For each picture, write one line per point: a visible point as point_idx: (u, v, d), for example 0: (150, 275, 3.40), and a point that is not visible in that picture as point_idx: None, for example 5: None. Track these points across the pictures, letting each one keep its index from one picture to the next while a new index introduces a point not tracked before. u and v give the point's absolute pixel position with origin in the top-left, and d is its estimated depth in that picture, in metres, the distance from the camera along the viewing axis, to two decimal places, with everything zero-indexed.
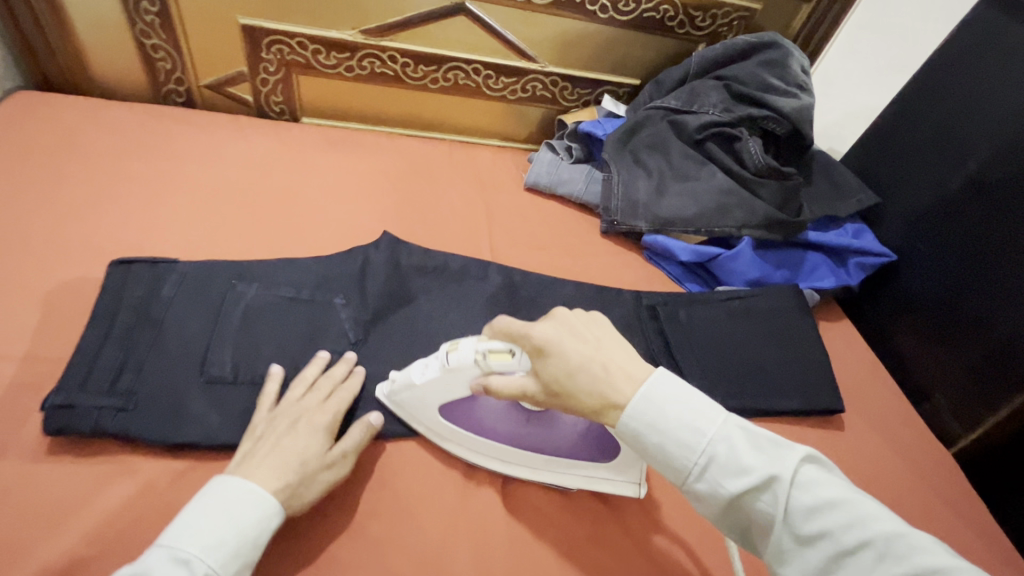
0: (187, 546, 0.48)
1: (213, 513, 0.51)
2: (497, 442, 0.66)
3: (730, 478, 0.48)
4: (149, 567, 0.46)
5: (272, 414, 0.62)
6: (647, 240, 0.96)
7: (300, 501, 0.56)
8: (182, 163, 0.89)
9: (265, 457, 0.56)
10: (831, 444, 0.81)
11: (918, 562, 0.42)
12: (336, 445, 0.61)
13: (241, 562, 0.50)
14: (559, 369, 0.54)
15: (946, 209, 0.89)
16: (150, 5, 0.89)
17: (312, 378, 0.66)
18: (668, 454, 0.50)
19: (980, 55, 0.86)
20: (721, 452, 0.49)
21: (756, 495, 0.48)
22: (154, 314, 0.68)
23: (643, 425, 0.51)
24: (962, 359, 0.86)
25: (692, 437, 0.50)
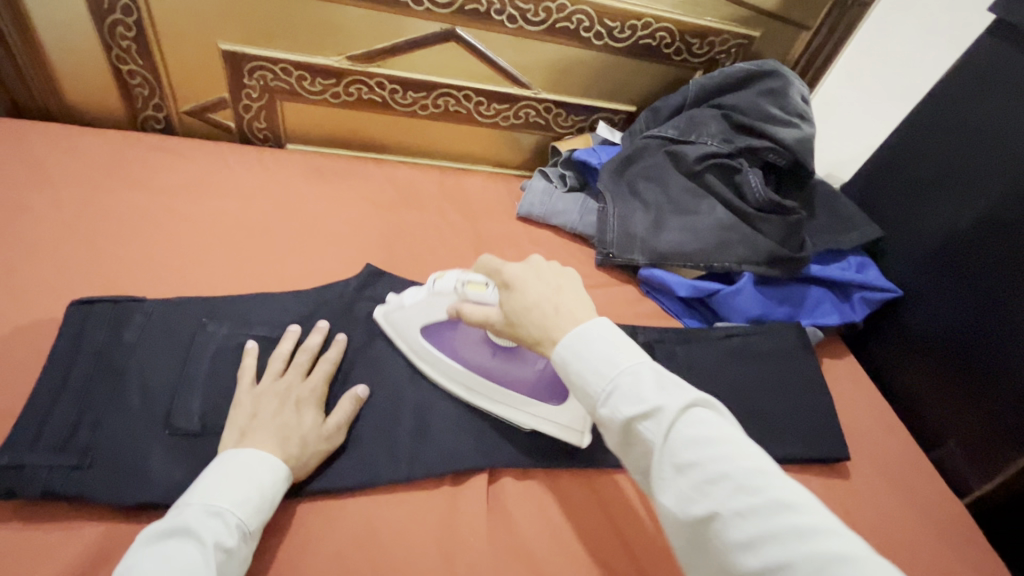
0: (219, 501, 0.51)
1: (236, 473, 0.53)
2: (462, 368, 0.70)
3: (628, 404, 0.48)
4: (186, 520, 0.48)
5: (254, 392, 0.61)
6: (644, 273, 0.93)
7: (302, 470, 0.58)
8: (155, 194, 0.85)
9: (260, 429, 0.57)
10: (840, 494, 0.77)
11: (772, 496, 0.42)
12: (329, 419, 0.63)
13: (265, 515, 0.53)
14: (517, 301, 0.58)
15: (957, 247, 0.86)
16: (127, 31, 0.86)
17: (287, 355, 0.66)
18: (584, 378, 0.51)
19: (990, 88, 0.83)
20: (627, 382, 0.49)
21: (647, 423, 0.47)
22: (117, 361, 0.64)
23: (567, 352, 0.53)
24: (980, 411, 0.81)
25: (607, 366, 0.51)
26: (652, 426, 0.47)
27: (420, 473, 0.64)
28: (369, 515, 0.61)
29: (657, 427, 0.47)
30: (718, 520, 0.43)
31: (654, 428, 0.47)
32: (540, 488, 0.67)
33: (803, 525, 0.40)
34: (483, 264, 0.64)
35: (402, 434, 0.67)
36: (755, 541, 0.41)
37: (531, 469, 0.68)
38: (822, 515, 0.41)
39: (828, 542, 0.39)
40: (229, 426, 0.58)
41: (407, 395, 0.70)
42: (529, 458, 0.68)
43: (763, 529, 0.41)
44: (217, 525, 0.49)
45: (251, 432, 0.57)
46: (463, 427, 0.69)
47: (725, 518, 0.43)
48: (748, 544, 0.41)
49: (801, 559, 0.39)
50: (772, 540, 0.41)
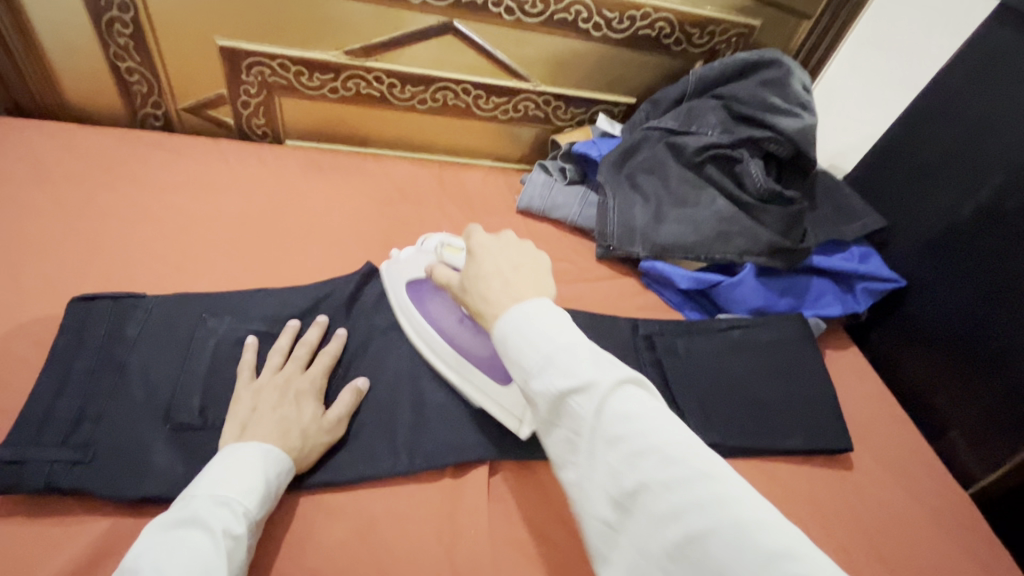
0: (225, 490, 0.50)
1: (242, 464, 0.53)
2: (433, 326, 0.72)
3: (562, 378, 0.46)
4: (194, 510, 0.48)
5: (255, 385, 0.61)
6: (644, 265, 0.93)
7: (303, 463, 0.58)
8: (155, 191, 0.85)
9: (260, 422, 0.57)
10: (842, 485, 0.76)
11: (697, 466, 0.42)
12: (329, 411, 0.63)
13: (269, 506, 0.53)
14: (473, 271, 0.59)
15: (959, 234, 0.85)
16: (124, 28, 0.86)
17: (287, 348, 0.67)
18: (518, 353, 0.49)
19: (992, 75, 0.82)
20: (561, 356, 0.47)
21: (579, 398, 0.45)
22: (118, 356, 0.64)
23: (506, 325, 0.50)
24: (979, 397, 0.81)
25: (542, 340, 0.48)
26: (584, 402, 0.45)
27: (420, 466, 0.64)
28: (369, 508, 0.61)
29: (589, 402, 0.45)
30: (646, 493, 0.42)
31: (584, 403, 0.45)
32: (542, 480, 0.67)
33: (724, 494, 0.40)
34: (470, 233, 0.63)
35: (402, 427, 0.66)
36: (679, 512, 0.41)
37: (532, 461, 0.68)
38: (741, 485, 0.42)
39: (748, 510, 0.40)
40: (229, 419, 0.58)
41: (407, 389, 0.70)
42: (530, 451, 0.68)
43: (687, 500, 0.41)
44: (226, 513, 0.49)
45: (252, 425, 0.57)
46: (463, 420, 0.69)
47: (652, 491, 0.42)
48: (672, 516, 0.41)
49: (722, 527, 0.39)
50: (695, 510, 0.40)
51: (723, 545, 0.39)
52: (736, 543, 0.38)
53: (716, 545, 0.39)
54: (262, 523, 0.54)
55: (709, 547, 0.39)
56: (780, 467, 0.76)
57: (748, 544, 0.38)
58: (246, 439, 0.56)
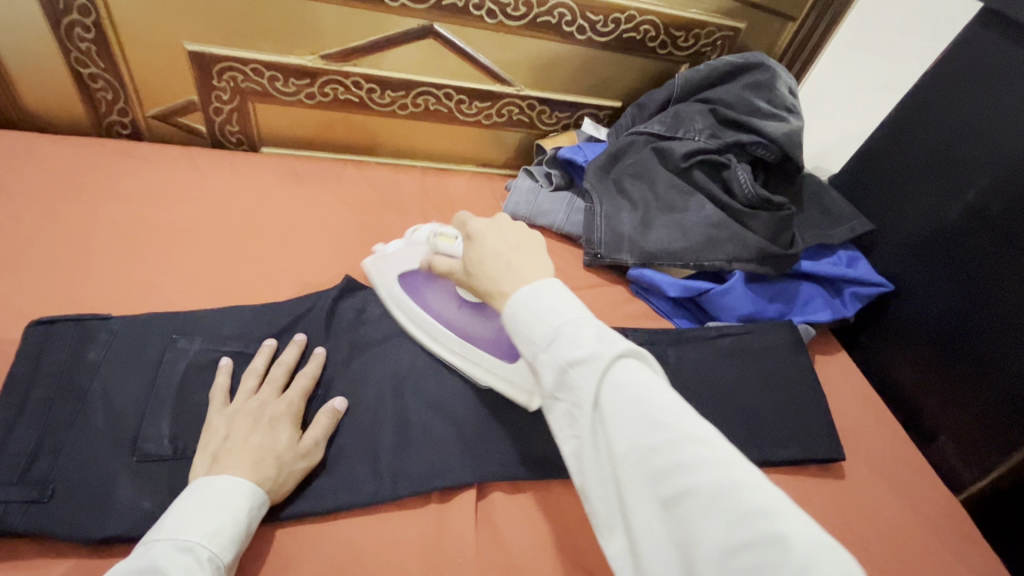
0: (188, 534, 0.47)
1: (207, 504, 0.50)
2: (432, 317, 0.73)
3: (564, 348, 0.47)
4: (153, 559, 0.45)
5: (228, 410, 0.58)
6: (633, 273, 0.91)
7: (279, 493, 0.56)
8: (121, 204, 0.81)
9: (232, 452, 0.54)
10: (835, 496, 0.75)
11: (686, 431, 0.42)
12: (306, 435, 0.60)
13: (238, 548, 0.50)
14: (474, 254, 0.59)
15: (948, 236, 0.85)
16: (85, 33, 0.81)
17: (262, 370, 0.64)
18: (527, 327, 0.50)
19: (980, 78, 0.82)
20: (567, 329, 0.48)
21: (578, 368, 0.46)
22: (79, 383, 0.60)
23: (516, 302, 0.52)
24: (969, 401, 0.81)
25: (549, 316, 0.49)
26: (583, 371, 0.46)
27: (405, 492, 0.61)
28: (351, 538, 0.58)
29: (588, 372, 0.45)
30: (635, 456, 0.42)
31: (586, 373, 0.45)
32: (530, 502, 0.65)
33: (708, 457, 0.40)
34: (457, 220, 0.65)
35: (385, 449, 0.64)
36: (664, 473, 0.41)
37: (520, 482, 0.66)
38: (730, 451, 0.41)
39: (730, 471, 0.39)
40: (200, 449, 0.55)
41: (389, 410, 0.67)
42: (518, 472, 0.66)
43: (673, 461, 0.40)
44: (189, 561, 0.46)
45: (223, 456, 0.54)
46: (448, 441, 0.66)
47: (642, 454, 0.42)
48: (660, 478, 0.41)
49: (704, 487, 0.39)
50: (681, 471, 0.40)
51: (703, 504, 0.38)
52: (716, 501, 0.38)
53: (697, 504, 0.39)
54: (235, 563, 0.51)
55: (691, 507, 0.39)
56: (772, 478, 0.75)
57: (728, 502, 0.38)
58: (218, 471, 0.53)
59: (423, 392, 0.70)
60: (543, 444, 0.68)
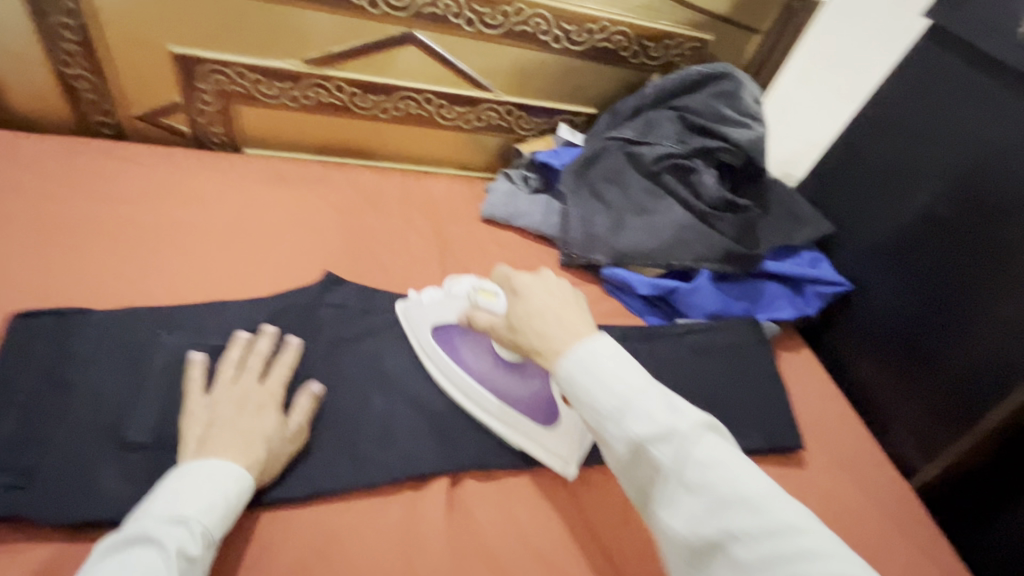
0: (181, 508, 0.50)
1: (198, 482, 0.52)
2: (467, 374, 0.72)
3: (639, 422, 0.49)
4: (147, 529, 0.48)
5: (210, 400, 0.59)
6: (606, 273, 0.94)
7: (267, 476, 0.58)
8: (104, 202, 0.83)
9: (219, 436, 0.56)
10: (795, 484, 0.79)
11: (776, 516, 0.45)
12: (291, 420, 0.62)
13: (227, 524, 0.53)
14: (519, 309, 0.61)
15: (904, 239, 0.90)
16: (70, 34, 0.83)
17: (238, 360, 0.64)
18: (591, 394, 0.52)
19: (929, 91, 0.87)
20: (636, 402, 0.50)
21: (660, 445, 0.49)
22: (62, 374, 0.62)
23: (575, 368, 0.53)
24: (923, 393, 0.86)
25: (614, 385, 0.51)
26: (666, 448, 0.48)
27: (382, 480, 0.64)
28: (328, 524, 0.60)
29: (671, 448, 0.48)
30: (729, 539, 0.45)
31: (669, 450, 0.48)
32: (503, 490, 0.68)
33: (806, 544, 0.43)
34: (497, 274, 0.66)
35: (365, 439, 0.66)
36: (762, 560, 0.43)
37: (494, 471, 0.69)
38: (823, 535, 0.44)
39: (829, 559, 0.42)
40: (185, 435, 0.57)
41: (366, 403, 0.69)
42: (491, 461, 0.69)
43: (771, 548, 0.43)
44: (182, 533, 0.49)
45: (210, 439, 0.56)
46: (424, 431, 0.69)
47: (736, 537, 0.45)
48: (756, 563, 0.43)
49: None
50: (780, 558, 0.43)
51: None
52: None
53: None
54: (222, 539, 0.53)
55: None
56: None
57: None
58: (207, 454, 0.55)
59: (400, 385, 0.72)
60: None
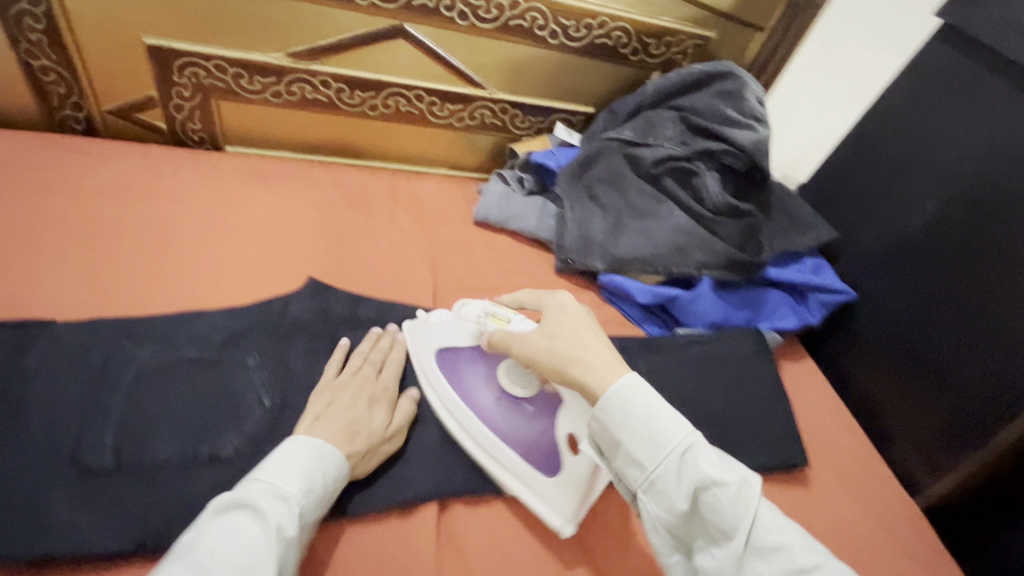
0: (286, 485, 0.52)
1: (305, 461, 0.54)
2: (468, 406, 0.68)
3: (705, 472, 0.50)
4: (255, 498, 0.49)
5: (337, 384, 0.64)
6: (603, 279, 0.90)
7: (363, 470, 0.60)
8: (71, 203, 0.77)
9: (334, 417, 0.60)
10: (798, 503, 0.76)
11: None
12: (394, 420, 0.64)
13: (322, 509, 0.53)
14: (562, 324, 0.62)
15: (910, 245, 0.87)
16: (35, 22, 0.78)
17: (366, 355, 0.69)
18: (651, 435, 0.52)
19: (937, 91, 0.84)
20: (698, 451, 0.51)
21: (722, 489, 0.50)
22: (16, 393, 0.57)
23: (632, 406, 0.53)
24: (927, 405, 0.83)
25: (675, 431, 0.52)
26: (733, 501, 0.49)
27: (365, 506, 0.60)
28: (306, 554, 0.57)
29: (733, 492, 0.50)
30: None
31: (731, 500, 0.49)
32: (493, 513, 0.65)
33: None
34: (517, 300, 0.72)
35: None
36: None
37: (485, 493, 0.65)
38: None
39: None
40: (306, 413, 0.60)
41: None
42: (481, 483, 0.65)
43: None
44: (284, 509, 0.50)
45: (326, 418, 0.59)
46: (409, 452, 0.65)
47: None
48: None
49: None
50: None
51: None
52: None
53: None
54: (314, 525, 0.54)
55: None
56: None
57: None
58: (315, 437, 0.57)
59: None
60: None
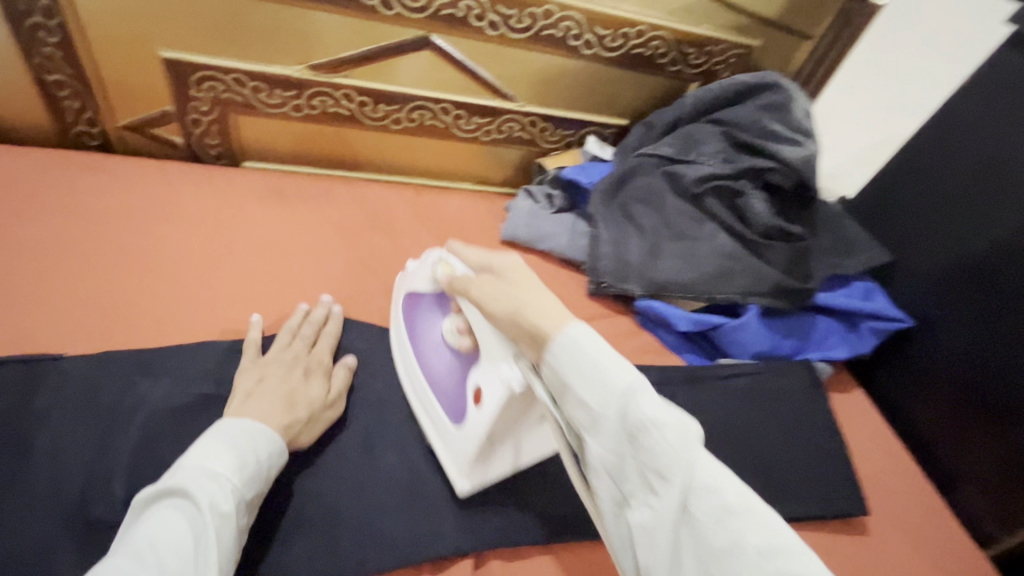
0: (215, 463, 0.48)
1: (235, 438, 0.51)
2: (411, 350, 0.69)
3: (642, 412, 0.40)
4: (181, 481, 0.46)
5: (261, 361, 0.63)
6: (640, 305, 0.85)
7: (306, 437, 0.59)
8: (83, 224, 0.74)
9: (266, 393, 0.58)
10: (858, 554, 0.69)
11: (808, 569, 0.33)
12: (330, 387, 0.64)
13: (262, 484, 0.51)
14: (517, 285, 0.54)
15: (976, 273, 0.80)
16: (48, 36, 0.74)
17: (294, 329, 0.68)
18: (586, 373, 0.43)
19: (1008, 106, 0.77)
20: (638, 393, 0.41)
21: (659, 435, 0.39)
22: (23, 435, 0.55)
23: (569, 343, 0.45)
24: (997, 448, 0.76)
25: (612, 369, 0.43)
26: (669, 450, 0.39)
27: (392, 562, 0.55)
28: None
29: (678, 446, 0.39)
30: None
31: (668, 446, 0.39)
32: (531, 567, 0.59)
33: None
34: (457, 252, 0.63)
35: (373, 512, 0.59)
36: None
37: (522, 545, 0.60)
38: None
39: None
40: (234, 390, 0.59)
41: (371, 467, 0.62)
42: (518, 534, 0.60)
43: None
44: (214, 487, 0.46)
45: (257, 394, 0.58)
46: (439, 501, 0.61)
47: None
48: None
49: None
50: None
51: None
52: None
53: None
54: (251, 504, 0.51)
55: None
56: None
57: None
58: (246, 413, 0.55)
59: (410, 442, 0.66)
60: (544, 501, 0.63)
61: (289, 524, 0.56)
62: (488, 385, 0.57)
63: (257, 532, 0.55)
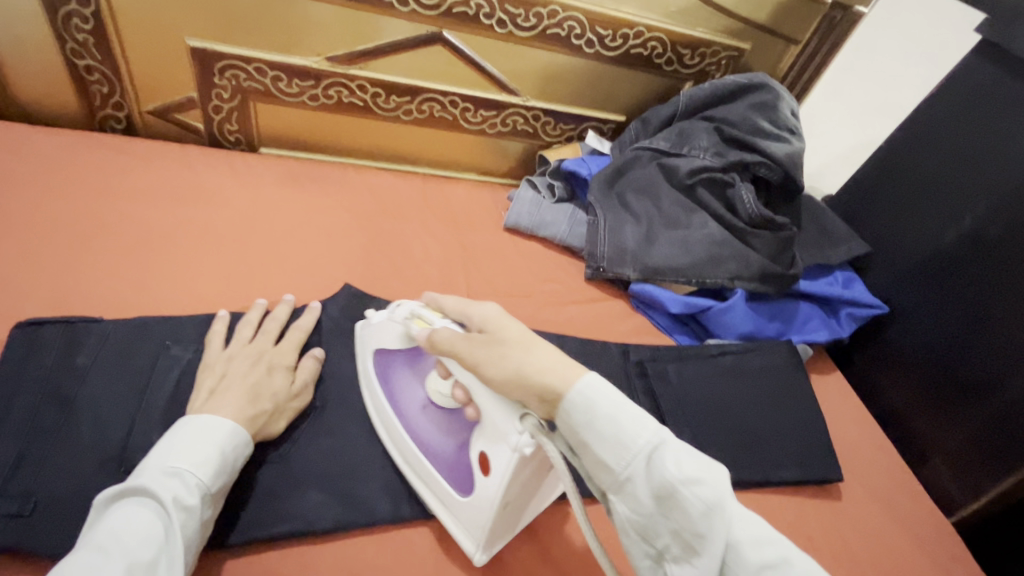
0: (176, 461, 0.50)
1: (196, 435, 0.52)
2: (394, 414, 0.65)
3: (670, 465, 0.44)
4: (142, 481, 0.48)
5: (225, 355, 0.63)
6: (635, 288, 0.91)
7: (274, 428, 0.60)
8: (113, 202, 0.78)
9: (229, 388, 0.58)
10: (831, 517, 0.76)
11: None
12: (297, 378, 0.65)
13: (229, 475, 0.53)
14: (510, 341, 0.54)
15: (945, 261, 0.86)
16: (83, 23, 0.79)
17: (257, 323, 0.68)
18: (610, 434, 0.46)
19: (976, 109, 0.84)
20: (662, 448, 0.45)
21: (691, 487, 0.43)
22: (67, 389, 0.59)
23: (590, 404, 0.47)
24: (964, 423, 0.82)
25: (635, 428, 0.46)
26: (696, 498, 0.43)
27: (405, 514, 0.62)
28: (348, 560, 0.59)
29: (706, 496, 0.43)
30: None
31: (697, 495, 0.43)
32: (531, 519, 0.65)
33: None
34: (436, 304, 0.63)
35: (389, 469, 0.65)
36: None
37: None
38: None
39: None
40: (199, 386, 0.59)
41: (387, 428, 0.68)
42: None
43: None
44: (176, 484, 0.49)
45: (220, 392, 0.58)
46: None
47: None
48: None
49: None
50: None
51: None
52: None
53: None
54: (223, 492, 0.54)
55: None
56: (771, 498, 0.75)
57: None
58: (208, 409, 0.56)
59: None
60: None
61: (312, 474, 0.62)
62: (495, 452, 0.55)
63: (286, 480, 0.61)
